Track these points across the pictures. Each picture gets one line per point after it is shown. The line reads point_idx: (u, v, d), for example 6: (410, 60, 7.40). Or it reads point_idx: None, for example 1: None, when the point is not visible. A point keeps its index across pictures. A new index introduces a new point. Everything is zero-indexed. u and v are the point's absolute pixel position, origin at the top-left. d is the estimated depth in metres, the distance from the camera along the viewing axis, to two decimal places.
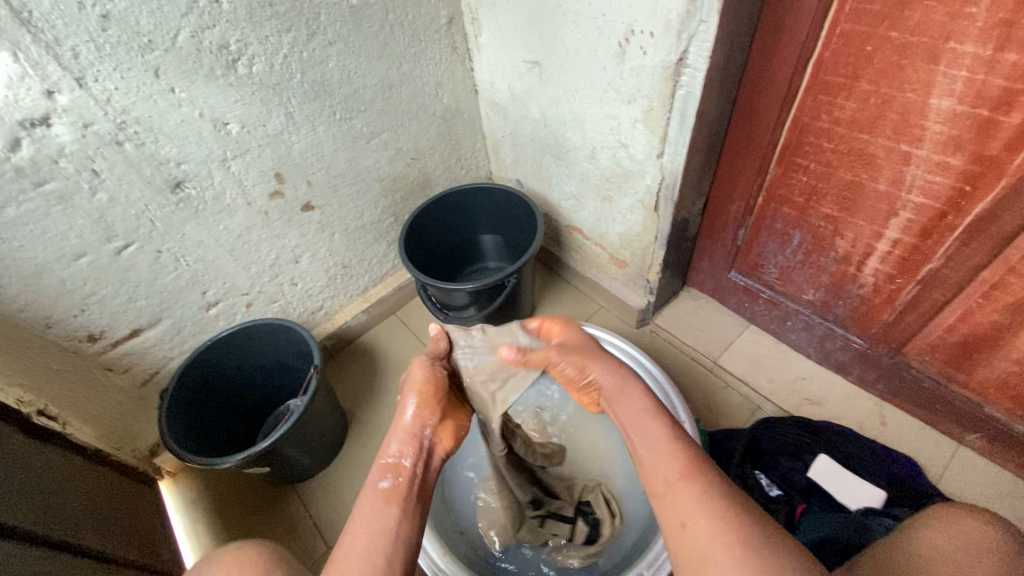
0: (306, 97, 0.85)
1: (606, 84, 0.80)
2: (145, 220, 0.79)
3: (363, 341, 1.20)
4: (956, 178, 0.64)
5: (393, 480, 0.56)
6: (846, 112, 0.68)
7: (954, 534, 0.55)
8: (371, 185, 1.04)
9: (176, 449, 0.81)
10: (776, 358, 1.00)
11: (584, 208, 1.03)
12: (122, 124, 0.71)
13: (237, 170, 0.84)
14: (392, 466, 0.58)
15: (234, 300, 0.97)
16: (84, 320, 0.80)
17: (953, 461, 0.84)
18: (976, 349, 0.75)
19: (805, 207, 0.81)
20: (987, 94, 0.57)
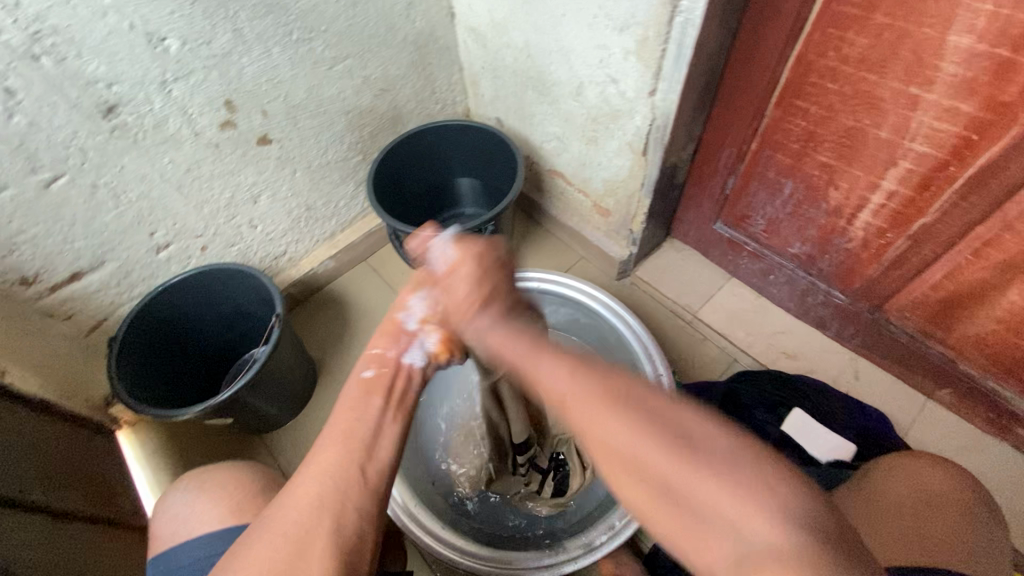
0: (257, 11, 0.75)
1: (596, 8, 0.72)
2: (75, 149, 0.70)
3: (332, 289, 1.15)
4: (965, 127, 0.60)
5: (376, 372, 0.47)
6: (856, 49, 0.63)
7: (916, 476, 0.55)
8: (336, 119, 0.95)
9: (128, 400, 0.76)
10: (756, 312, 0.99)
11: (567, 150, 0.97)
12: (36, 33, 0.61)
13: (181, 95, 0.75)
14: (377, 358, 0.49)
15: (187, 243, 0.89)
16: (13, 261, 0.72)
17: (921, 414, 0.86)
18: (958, 306, 0.74)
19: (800, 155, 0.77)
20: (1012, 31, 0.52)
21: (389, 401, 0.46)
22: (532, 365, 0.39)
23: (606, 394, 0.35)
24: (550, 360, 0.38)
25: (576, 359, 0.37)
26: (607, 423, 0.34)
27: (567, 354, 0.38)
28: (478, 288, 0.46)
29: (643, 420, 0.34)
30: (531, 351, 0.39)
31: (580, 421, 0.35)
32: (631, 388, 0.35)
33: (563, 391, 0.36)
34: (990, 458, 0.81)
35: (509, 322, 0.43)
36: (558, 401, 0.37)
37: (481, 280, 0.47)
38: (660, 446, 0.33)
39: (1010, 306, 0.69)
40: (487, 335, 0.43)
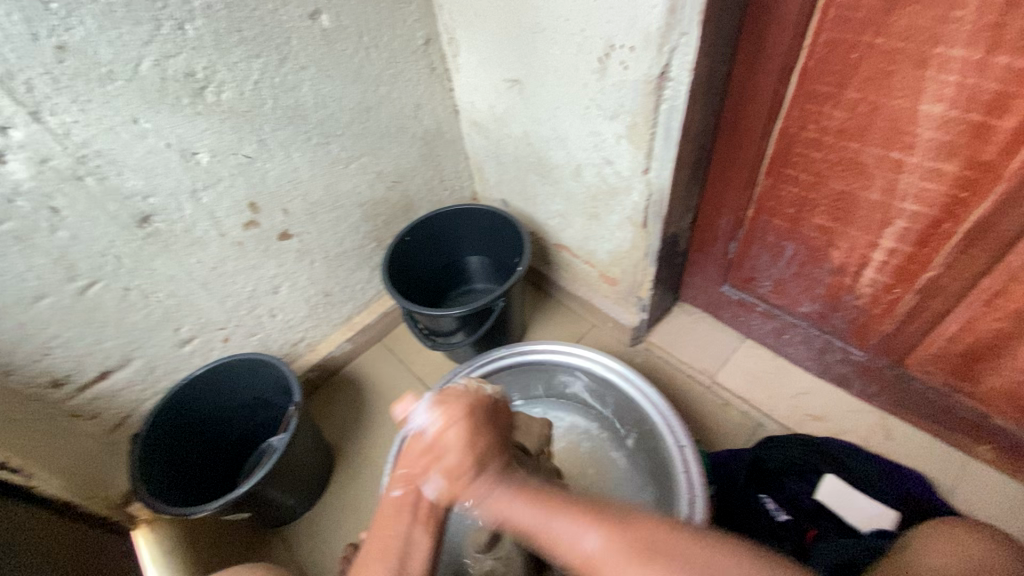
0: (280, 124, 0.82)
1: (588, 100, 0.78)
2: (111, 257, 0.75)
3: (349, 371, 1.16)
4: (951, 185, 0.62)
5: (404, 491, 0.52)
6: (835, 122, 0.67)
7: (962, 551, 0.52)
8: (352, 211, 1.01)
9: (149, 499, 0.75)
10: (774, 373, 0.97)
11: (571, 226, 1.01)
12: (82, 157, 0.67)
13: (209, 201, 0.81)
14: (402, 477, 0.53)
15: (210, 335, 0.93)
16: (47, 365, 0.75)
17: (963, 474, 0.81)
18: (981, 359, 0.73)
19: (796, 218, 0.79)
20: (979, 98, 0.55)
21: (418, 518, 0.51)
22: (548, 531, 0.43)
23: (642, 553, 0.40)
24: (564, 520, 0.43)
25: (608, 517, 0.42)
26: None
27: (587, 513, 0.43)
28: (474, 442, 0.50)
29: (685, 570, 0.39)
30: (556, 521, 0.43)
31: None
32: (660, 537, 0.41)
33: (592, 557, 0.41)
34: None
35: (511, 480, 0.48)
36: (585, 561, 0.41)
37: (471, 443, 0.49)
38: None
39: None
40: (503, 504, 0.46)
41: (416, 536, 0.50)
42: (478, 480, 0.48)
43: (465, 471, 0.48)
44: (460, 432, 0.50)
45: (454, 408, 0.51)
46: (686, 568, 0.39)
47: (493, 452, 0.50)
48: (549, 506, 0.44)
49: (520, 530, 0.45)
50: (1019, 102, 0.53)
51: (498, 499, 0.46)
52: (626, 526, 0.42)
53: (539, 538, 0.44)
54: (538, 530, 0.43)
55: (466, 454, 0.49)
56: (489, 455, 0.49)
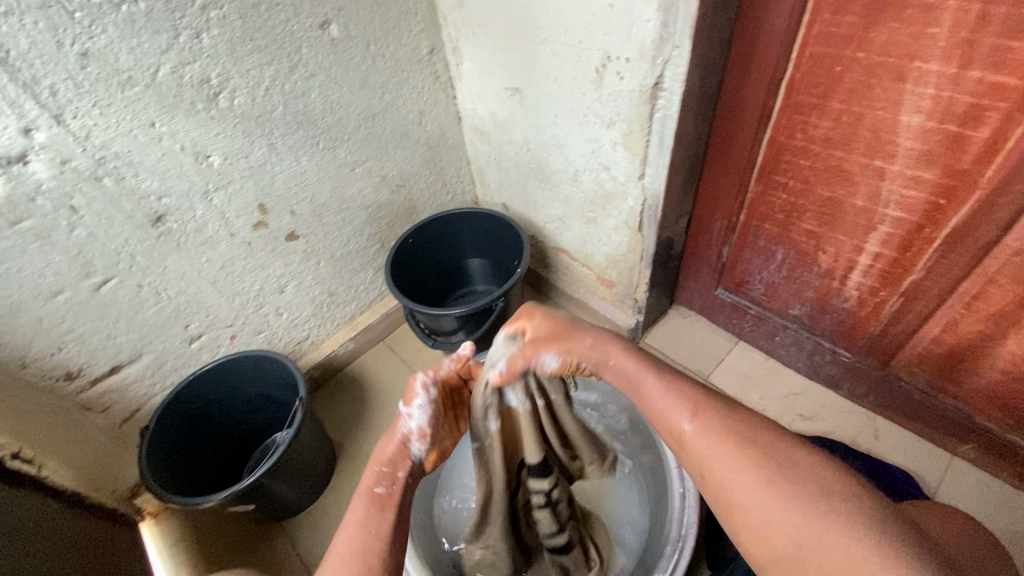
0: (289, 129, 0.86)
1: (585, 109, 0.81)
2: (125, 255, 0.78)
3: (351, 370, 1.19)
4: (931, 192, 0.65)
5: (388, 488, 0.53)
6: (821, 131, 0.70)
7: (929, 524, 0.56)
8: (357, 213, 1.04)
9: (157, 489, 0.78)
10: (766, 374, 1.00)
11: (569, 229, 1.04)
12: (101, 159, 0.70)
13: (220, 202, 0.84)
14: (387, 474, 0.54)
15: (217, 332, 0.96)
16: (62, 358, 0.78)
17: (947, 472, 0.84)
18: (963, 360, 0.75)
19: (786, 223, 0.82)
20: (954, 110, 0.58)
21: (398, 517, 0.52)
22: (653, 399, 0.51)
23: (736, 444, 0.46)
24: (672, 399, 0.50)
25: (715, 416, 0.48)
26: (752, 477, 0.44)
27: (698, 399, 0.50)
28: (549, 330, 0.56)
29: (772, 470, 0.43)
30: (663, 395, 0.51)
31: (717, 471, 0.46)
32: (765, 439, 0.46)
33: (685, 435, 0.48)
34: None
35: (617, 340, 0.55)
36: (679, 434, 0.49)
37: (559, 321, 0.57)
38: (759, 479, 0.43)
39: (1012, 358, 0.70)
40: (622, 365, 0.53)
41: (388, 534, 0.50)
42: (589, 336, 0.55)
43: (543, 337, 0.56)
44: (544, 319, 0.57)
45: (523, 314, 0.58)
46: (774, 469, 0.44)
47: (600, 333, 0.56)
48: (666, 378, 0.52)
49: (624, 382, 0.54)
50: (991, 113, 0.56)
51: (606, 356, 0.54)
52: (725, 423, 0.47)
53: (643, 401, 0.52)
54: (644, 391, 0.52)
55: (552, 330, 0.56)
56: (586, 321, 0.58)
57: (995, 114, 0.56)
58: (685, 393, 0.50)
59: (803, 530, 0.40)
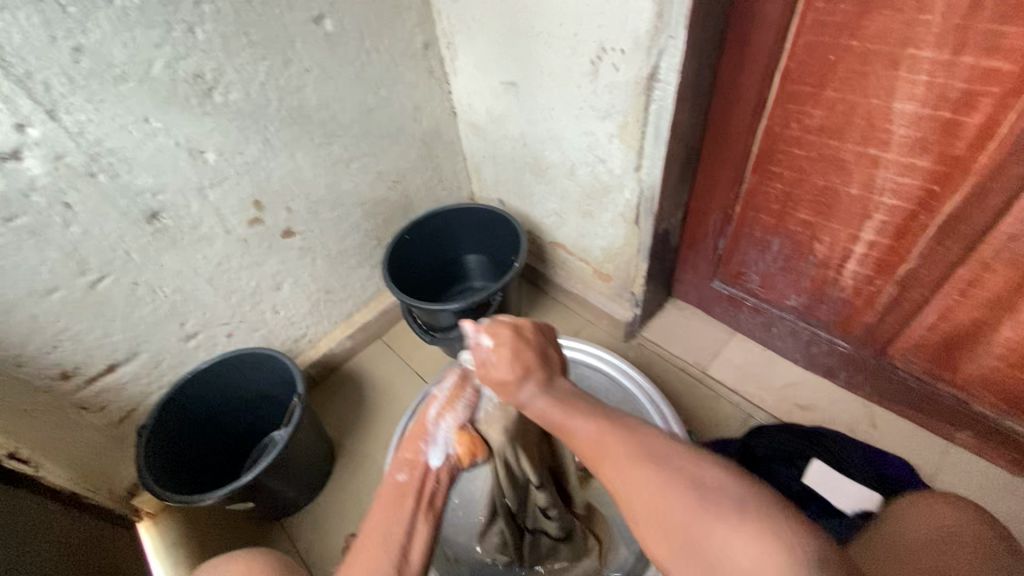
0: (284, 124, 0.85)
1: (581, 101, 0.82)
2: (120, 252, 0.77)
3: (349, 367, 1.19)
4: (925, 179, 0.66)
5: (408, 476, 0.50)
6: (815, 120, 0.70)
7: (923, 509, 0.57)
8: (353, 210, 1.04)
9: (155, 487, 0.77)
10: (763, 365, 1.00)
11: (566, 223, 1.04)
12: (95, 155, 0.70)
13: (216, 198, 0.83)
14: (408, 463, 0.52)
15: (214, 330, 0.95)
16: (57, 357, 0.77)
17: (945, 460, 0.84)
18: (958, 347, 0.76)
19: (782, 214, 0.82)
20: (948, 96, 0.59)
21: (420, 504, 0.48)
22: (564, 418, 0.44)
23: (637, 454, 0.39)
24: (582, 419, 0.43)
25: (620, 427, 0.42)
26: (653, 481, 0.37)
27: (598, 413, 0.44)
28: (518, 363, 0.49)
29: (673, 474, 0.37)
30: (577, 416, 0.44)
31: (623, 485, 0.39)
32: (665, 448, 0.39)
33: (598, 448, 0.41)
34: None
35: (554, 390, 0.47)
36: (589, 452, 0.42)
37: (528, 347, 0.51)
38: (667, 477, 0.37)
39: (1008, 343, 0.71)
40: (548, 405, 0.45)
41: (418, 526, 0.46)
42: (525, 383, 0.47)
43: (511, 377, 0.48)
44: (512, 350, 0.50)
45: (501, 329, 0.53)
46: (670, 474, 0.37)
47: (546, 369, 0.50)
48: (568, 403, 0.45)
49: (544, 420, 0.46)
50: (984, 99, 0.57)
51: (532, 401, 0.47)
52: (631, 432, 0.41)
53: (556, 425, 0.45)
54: (563, 421, 0.44)
55: (517, 363, 0.49)
56: (538, 368, 0.49)
57: (989, 99, 0.57)
58: (617, 418, 0.43)
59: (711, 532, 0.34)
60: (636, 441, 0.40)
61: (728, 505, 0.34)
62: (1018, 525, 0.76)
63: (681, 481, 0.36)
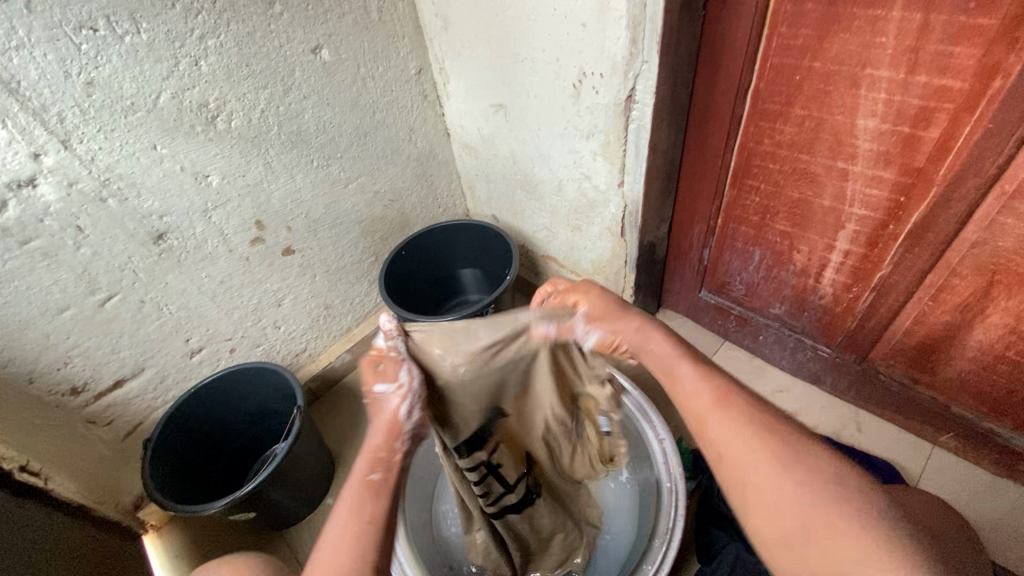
0: (284, 148, 0.90)
1: (565, 121, 0.86)
2: (128, 271, 0.81)
3: (349, 381, 1.21)
4: (891, 190, 0.69)
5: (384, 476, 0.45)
6: (786, 136, 0.74)
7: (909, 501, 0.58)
8: (351, 228, 1.08)
9: (160, 498, 0.80)
10: (752, 373, 1.03)
11: (557, 237, 1.07)
12: (106, 181, 0.74)
13: (219, 219, 0.87)
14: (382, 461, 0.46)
15: (217, 346, 0.98)
16: (67, 373, 0.81)
17: (929, 462, 0.86)
18: (934, 350, 0.78)
19: (761, 225, 0.86)
20: (906, 112, 0.62)
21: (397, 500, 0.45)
22: (677, 384, 0.49)
23: (763, 442, 0.42)
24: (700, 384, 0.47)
25: (744, 406, 0.45)
26: (790, 491, 0.40)
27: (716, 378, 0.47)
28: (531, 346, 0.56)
29: (801, 471, 0.40)
30: (698, 384, 0.47)
31: (739, 461, 0.42)
32: (792, 439, 0.42)
33: (711, 430, 0.45)
34: (1009, 502, 0.80)
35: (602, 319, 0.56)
36: (702, 429, 0.46)
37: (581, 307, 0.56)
38: (795, 480, 0.40)
39: (981, 346, 0.73)
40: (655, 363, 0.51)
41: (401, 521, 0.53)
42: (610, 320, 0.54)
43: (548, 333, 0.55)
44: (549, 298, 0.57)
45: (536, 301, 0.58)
46: (794, 477, 0.40)
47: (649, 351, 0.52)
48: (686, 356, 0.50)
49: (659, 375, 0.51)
50: (939, 115, 0.60)
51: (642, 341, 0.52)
52: (755, 414, 0.44)
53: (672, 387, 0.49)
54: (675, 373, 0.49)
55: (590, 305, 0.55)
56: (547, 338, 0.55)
57: (943, 115, 0.60)
58: (735, 394, 0.46)
59: (833, 539, 0.37)
60: (767, 434, 0.43)
61: (843, 514, 0.38)
62: (1001, 525, 0.78)
63: (804, 483, 0.40)
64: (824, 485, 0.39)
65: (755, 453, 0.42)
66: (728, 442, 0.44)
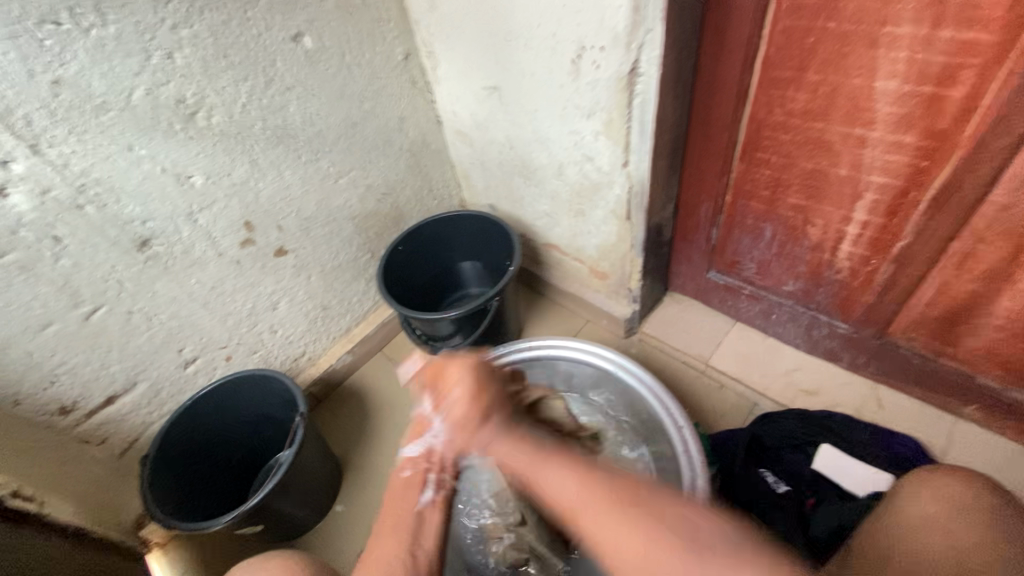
0: (269, 143, 0.85)
1: (564, 101, 0.81)
2: (113, 282, 0.77)
3: (351, 383, 1.18)
4: (913, 155, 0.66)
5: (412, 471, 0.56)
6: (799, 104, 0.70)
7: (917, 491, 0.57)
8: (344, 224, 1.03)
9: (161, 518, 0.76)
10: (766, 353, 1.00)
11: (559, 224, 1.04)
12: (81, 187, 0.69)
13: (206, 222, 0.83)
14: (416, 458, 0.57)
15: (212, 355, 0.95)
16: (55, 392, 0.77)
17: (955, 435, 0.84)
18: (959, 320, 0.76)
19: (773, 200, 0.82)
20: (929, 71, 0.59)
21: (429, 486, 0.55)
22: (540, 478, 0.43)
23: (617, 510, 0.38)
24: (553, 469, 0.42)
25: (595, 482, 0.40)
26: (646, 547, 0.35)
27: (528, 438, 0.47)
28: (472, 411, 0.48)
29: (651, 525, 0.36)
30: (549, 475, 0.42)
31: (604, 539, 0.37)
32: (637, 492, 0.39)
33: (575, 507, 0.40)
34: None
35: (517, 436, 0.46)
36: (568, 507, 0.40)
37: (481, 388, 0.50)
38: (651, 536, 0.36)
39: (1008, 314, 0.71)
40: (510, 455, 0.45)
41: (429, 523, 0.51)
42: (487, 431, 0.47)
43: (470, 420, 0.48)
44: (465, 386, 0.49)
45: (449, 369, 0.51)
46: (645, 534, 0.36)
47: (501, 407, 0.49)
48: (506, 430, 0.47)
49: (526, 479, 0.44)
50: (965, 71, 0.57)
51: (521, 459, 0.44)
52: (613, 480, 0.40)
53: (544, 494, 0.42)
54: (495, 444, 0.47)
55: (474, 406, 0.48)
56: (493, 409, 0.49)
57: (970, 71, 0.56)
58: (550, 448, 0.45)
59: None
60: (617, 482, 0.40)
61: (715, 555, 0.34)
62: None
63: (671, 541, 0.35)
64: (670, 531, 0.36)
65: (616, 514, 0.37)
66: (609, 548, 0.37)
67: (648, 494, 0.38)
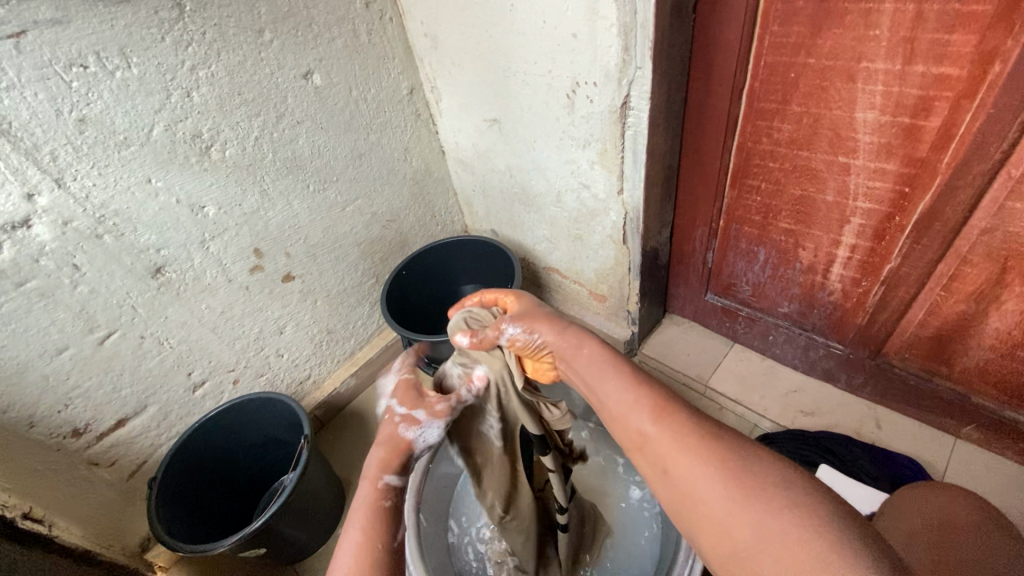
0: (279, 174, 0.89)
1: (561, 132, 0.85)
2: (127, 307, 0.80)
3: (355, 406, 1.19)
4: (895, 182, 0.68)
5: None
6: (784, 134, 0.73)
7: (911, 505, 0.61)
8: (350, 250, 1.07)
9: (168, 539, 0.78)
10: (764, 374, 1.01)
11: (558, 249, 1.07)
12: (101, 218, 0.73)
13: (217, 250, 0.86)
14: None
15: (220, 378, 0.97)
16: (68, 415, 0.79)
17: (954, 456, 0.84)
18: (951, 340, 0.77)
19: (764, 224, 0.85)
20: (905, 103, 0.62)
21: None
22: (601, 385, 0.46)
23: (685, 448, 0.39)
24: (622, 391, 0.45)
25: (669, 416, 0.41)
26: (714, 486, 0.36)
27: (653, 395, 0.43)
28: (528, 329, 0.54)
29: (722, 463, 0.37)
30: (618, 396, 0.45)
31: (670, 467, 0.39)
32: (720, 440, 0.39)
33: (644, 437, 0.41)
34: None
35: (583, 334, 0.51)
36: (636, 436, 0.42)
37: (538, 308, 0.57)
38: (718, 473, 0.37)
39: (998, 334, 0.72)
40: (569, 364, 0.50)
41: None
42: (546, 327, 0.53)
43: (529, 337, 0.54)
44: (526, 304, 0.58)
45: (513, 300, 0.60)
46: (709, 467, 0.37)
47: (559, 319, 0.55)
48: (614, 368, 0.46)
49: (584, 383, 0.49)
50: (939, 103, 0.60)
51: (582, 370, 0.49)
52: (687, 420, 0.41)
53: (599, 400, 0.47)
54: (597, 393, 0.47)
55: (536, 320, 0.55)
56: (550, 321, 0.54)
57: (943, 103, 0.59)
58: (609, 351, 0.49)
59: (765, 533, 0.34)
60: (701, 430, 0.40)
61: (779, 502, 0.34)
62: None
63: (737, 479, 0.36)
64: (750, 473, 0.36)
65: (688, 449, 0.39)
66: (677, 478, 0.39)
67: (762, 463, 0.37)
